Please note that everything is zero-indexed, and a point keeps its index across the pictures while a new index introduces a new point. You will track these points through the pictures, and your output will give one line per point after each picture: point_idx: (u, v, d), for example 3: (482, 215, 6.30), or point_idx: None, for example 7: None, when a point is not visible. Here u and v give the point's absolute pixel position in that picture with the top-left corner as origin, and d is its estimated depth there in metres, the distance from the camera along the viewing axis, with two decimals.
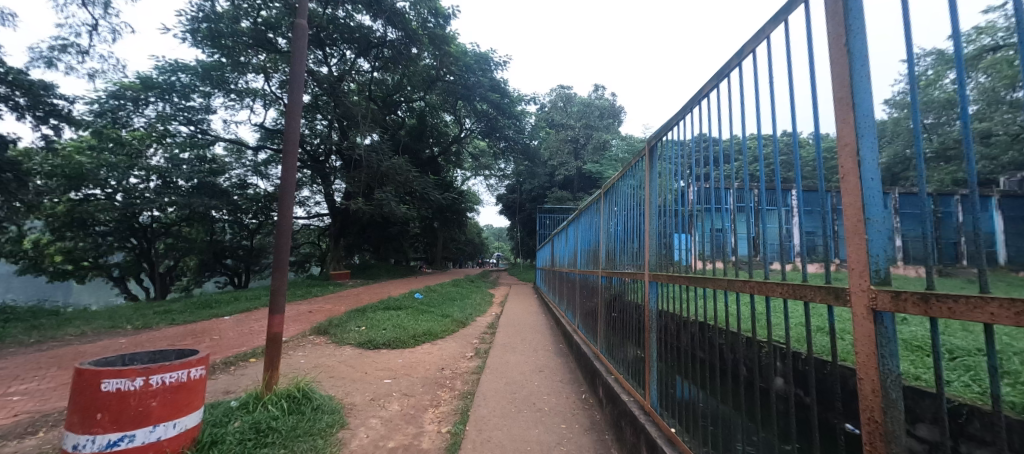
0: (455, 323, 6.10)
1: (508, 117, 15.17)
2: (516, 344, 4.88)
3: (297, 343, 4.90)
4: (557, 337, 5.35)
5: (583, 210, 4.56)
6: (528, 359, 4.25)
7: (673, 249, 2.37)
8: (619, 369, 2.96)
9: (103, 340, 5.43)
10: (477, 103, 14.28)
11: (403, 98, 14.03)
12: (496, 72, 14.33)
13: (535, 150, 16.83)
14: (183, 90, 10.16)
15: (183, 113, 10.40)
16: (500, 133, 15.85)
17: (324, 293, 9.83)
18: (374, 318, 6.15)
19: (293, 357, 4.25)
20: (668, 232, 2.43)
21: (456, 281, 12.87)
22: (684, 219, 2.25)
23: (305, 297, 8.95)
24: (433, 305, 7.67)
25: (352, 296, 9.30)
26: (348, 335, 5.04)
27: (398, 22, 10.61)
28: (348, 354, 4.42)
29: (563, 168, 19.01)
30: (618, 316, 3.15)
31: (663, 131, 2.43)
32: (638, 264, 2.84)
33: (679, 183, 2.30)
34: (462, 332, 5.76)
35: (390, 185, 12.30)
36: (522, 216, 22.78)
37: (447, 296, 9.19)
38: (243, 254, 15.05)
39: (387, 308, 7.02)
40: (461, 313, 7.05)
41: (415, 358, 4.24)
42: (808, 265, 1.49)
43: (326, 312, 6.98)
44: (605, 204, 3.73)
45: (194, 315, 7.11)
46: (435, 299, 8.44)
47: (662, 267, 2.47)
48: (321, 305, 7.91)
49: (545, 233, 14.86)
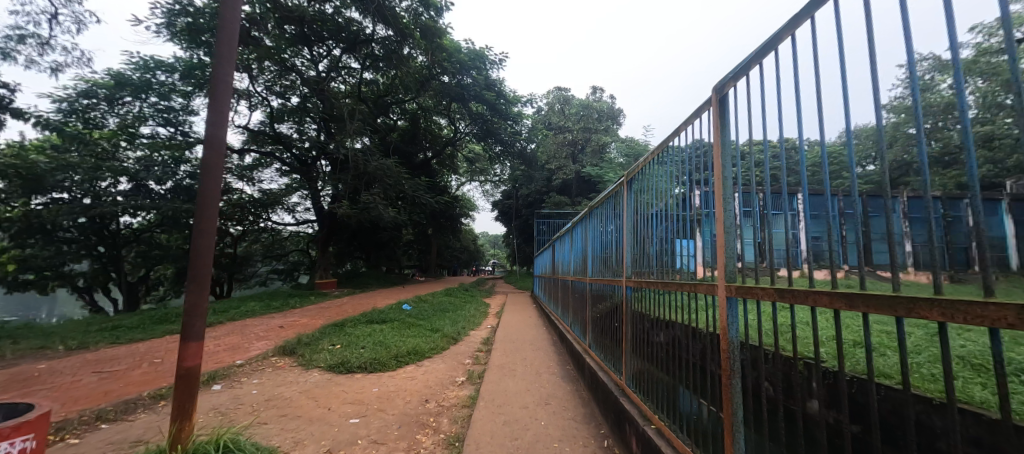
0: (442, 340, 5.91)
1: (500, 116, 15.15)
2: (516, 368, 4.59)
3: (260, 366, 4.68)
4: (562, 359, 5.13)
5: (586, 218, 4.58)
6: (530, 387, 3.93)
7: (677, 258, 2.28)
8: (663, 415, 2.17)
9: (24, 365, 5.07)
10: (472, 100, 14.21)
11: (395, 100, 14.03)
12: (491, 70, 14.32)
13: (532, 154, 16.90)
14: (160, 88, 10.29)
15: (161, 114, 10.58)
16: (495, 135, 15.77)
17: (303, 305, 9.57)
18: (353, 334, 6.00)
19: (247, 385, 4.00)
20: (672, 239, 2.35)
21: (449, 290, 12.68)
22: (688, 225, 2.19)
23: (282, 310, 8.75)
24: (420, 318, 7.48)
25: (334, 308, 9.10)
26: (317, 357, 4.87)
27: (388, 17, 10.21)
28: (313, 380, 4.19)
29: (562, 172, 18.92)
30: (662, 340, 2.30)
31: (665, 139, 2.40)
32: (642, 272, 2.75)
33: (681, 188, 2.25)
34: (451, 351, 5.57)
35: (379, 187, 12.12)
36: (519, 222, 22.72)
37: (437, 307, 8.99)
38: (227, 262, 14.74)
39: (372, 323, 6.82)
40: (452, 327, 6.89)
41: (392, 386, 4.02)
42: (814, 274, 1.44)
43: (297, 328, 6.77)
44: (608, 209, 3.68)
45: (148, 333, 6.84)
46: (423, 310, 8.25)
47: (665, 274, 2.40)
48: (298, 319, 7.70)
49: (543, 239, 14.65)
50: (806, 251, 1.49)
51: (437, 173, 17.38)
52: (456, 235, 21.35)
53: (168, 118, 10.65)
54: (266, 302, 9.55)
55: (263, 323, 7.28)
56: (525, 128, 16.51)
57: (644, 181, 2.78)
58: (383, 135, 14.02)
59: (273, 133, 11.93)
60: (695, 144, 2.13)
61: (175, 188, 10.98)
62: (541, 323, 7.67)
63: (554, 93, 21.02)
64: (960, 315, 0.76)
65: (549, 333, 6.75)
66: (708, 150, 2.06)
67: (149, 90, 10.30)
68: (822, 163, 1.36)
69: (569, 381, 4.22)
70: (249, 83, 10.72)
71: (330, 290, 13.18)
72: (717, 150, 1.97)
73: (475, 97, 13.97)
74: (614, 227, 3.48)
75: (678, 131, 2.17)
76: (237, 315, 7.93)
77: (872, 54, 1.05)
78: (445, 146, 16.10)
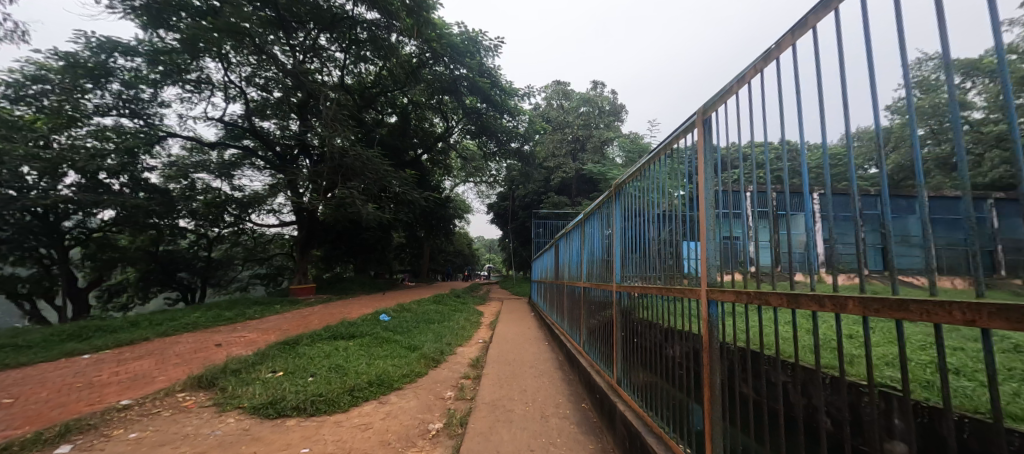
0: (411, 363, 5.28)
1: (497, 110, 14.91)
2: (514, 409, 3.60)
3: (160, 408, 3.88)
4: (571, 389, 4.28)
5: (583, 220, 4.56)
6: (532, 444, 2.91)
7: (683, 261, 2.17)
8: None
9: None
10: (465, 92, 13.99)
11: (384, 96, 14.10)
12: (485, 57, 13.91)
13: (530, 154, 16.69)
14: (119, 74, 9.48)
15: (127, 105, 9.96)
16: (490, 131, 15.58)
17: (263, 318, 8.95)
18: (303, 356, 5.49)
19: (114, 445, 3.11)
20: (678, 240, 2.21)
21: (439, 297, 12.28)
22: (693, 226, 2.07)
23: (232, 322, 8.36)
24: (393, 335, 6.94)
25: (300, 319, 8.75)
26: (243, 393, 4.10)
27: None
28: (221, 433, 3.30)
29: (561, 170, 18.77)
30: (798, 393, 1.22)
31: (668, 142, 2.32)
32: (644, 278, 2.64)
33: (686, 187, 2.13)
34: (429, 381, 4.82)
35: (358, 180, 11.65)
36: (516, 225, 22.52)
37: (415, 319, 8.50)
38: (201, 267, 14.78)
39: (338, 343, 6.22)
40: (434, 344, 6.41)
41: (330, 444, 3.03)
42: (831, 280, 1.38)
43: (243, 347, 6.24)
44: (608, 211, 3.59)
45: (49, 351, 5.87)
46: (397, 324, 7.74)
47: (669, 279, 2.28)
48: (246, 335, 7.18)
49: (541, 241, 14.30)
50: (820, 255, 1.43)
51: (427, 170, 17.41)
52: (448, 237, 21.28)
53: (135, 110, 10.06)
54: (218, 312, 9.02)
55: (202, 341, 6.70)
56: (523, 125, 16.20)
57: (644, 185, 2.71)
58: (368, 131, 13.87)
59: (248, 127, 11.72)
60: (695, 145, 2.08)
61: (133, 182, 10.15)
62: (543, 339, 7.02)
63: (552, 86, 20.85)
64: (973, 320, 0.75)
65: (558, 356, 5.71)
66: (709, 151, 2.01)
67: (107, 76, 9.43)
68: (822, 166, 1.32)
69: (592, 435, 3.08)
70: (223, 73, 10.51)
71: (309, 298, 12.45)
72: (717, 151, 1.93)
73: (469, 90, 13.82)
74: (613, 229, 3.39)
75: (680, 133, 2.13)
76: (188, 333, 7.29)
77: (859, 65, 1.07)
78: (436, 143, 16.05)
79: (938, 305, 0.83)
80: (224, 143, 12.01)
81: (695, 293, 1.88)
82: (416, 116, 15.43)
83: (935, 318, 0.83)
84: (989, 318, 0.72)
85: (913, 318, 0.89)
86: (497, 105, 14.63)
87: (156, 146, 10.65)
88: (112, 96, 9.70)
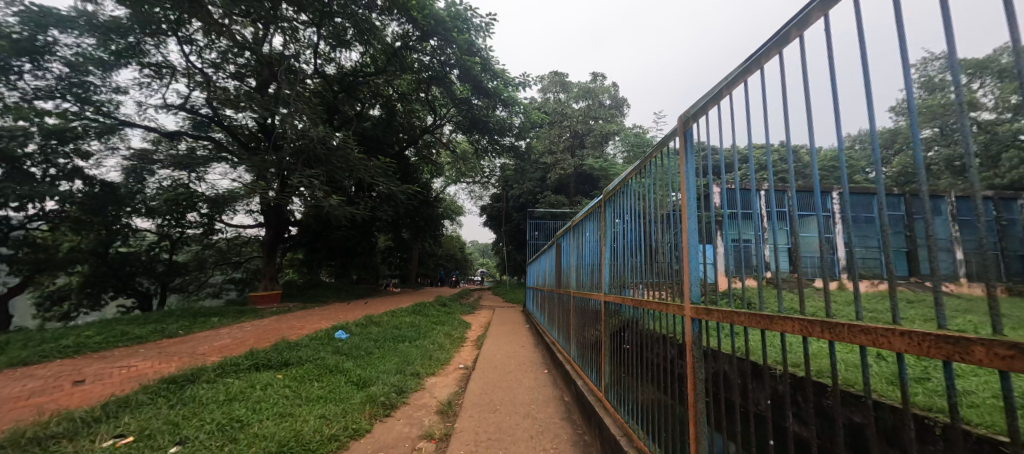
0: (351, 409, 3.87)
1: (487, 97, 14.26)
2: None
3: None
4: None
5: (583, 220, 4.31)
6: None
7: (691, 267, 1.97)
8: None
9: None
10: (453, 78, 13.74)
11: (367, 86, 13.68)
12: (474, 36, 13.00)
13: (524, 151, 16.97)
14: (46, 48, 8.16)
15: (74, 89, 8.77)
16: (486, 129, 15.44)
17: (194, 338, 7.46)
18: (195, 407, 3.89)
19: None
20: (686, 242, 2.01)
21: (421, 310, 11.27)
22: (702, 228, 1.90)
23: (136, 342, 6.95)
24: (339, 363, 5.65)
25: (244, 339, 7.37)
26: None
27: None
28: None
29: (559, 165, 18.50)
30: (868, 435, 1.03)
31: (664, 138, 2.19)
32: (650, 284, 2.43)
33: (695, 185, 1.96)
34: (367, 446, 3.27)
35: (319, 166, 10.57)
36: (511, 226, 22.16)
37: (378, 339, 7.36)
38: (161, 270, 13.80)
39: (266, 375, 4.93)
40: (386, 376, 5.07)
41: None
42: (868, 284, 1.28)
43: (114, 384, 4.73)
44: (608, 209, 3.41)
45: None
46: (349, 349, 6.45)
47: (678, 288, 2.08)
48: (136, 364, 5.64)
49: (537, 242, 13.73)
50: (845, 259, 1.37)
51: (413, 168, 17.69)
52: (436, 239, 21.85)
53: (81, 94, 8.85)
54: (123, 330, 7.55)
55: (67, 374, 5.13)
56: (518, 118, 15.68)
57: (645, 182, 2.54)
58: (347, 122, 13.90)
59: (209, 115, 10.93)
60: (693, 144, 1.97)
61: (64, 172, 9.02)
62: (542, 366, 5.82)
63: (550, 77, 20.93)
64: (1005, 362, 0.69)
65: (566, 397, 4.41)
66: (709, 150, 1.89)
67: (40, 52, 8.13)
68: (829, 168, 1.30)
69: None
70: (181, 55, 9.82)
71: (265, 310, 11.01)
72: (719, 150, 1.82)
73: (467, 80, 13.53)
74: (614, 232, 3.19)
75: (676, 132, 2.02)
76: (66, 364, 5.64)
77: (862, 59, 1.01)
78: (421, 134, 15.74)
79: (961, 344, 0.77)
80: (183, 134, 11.19)
81: (695, 308, 1.79)
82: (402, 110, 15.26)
83: (960, 357, 0.77)
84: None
85: (927, 353, 0.84)
86: (491, 93, 14.00)
87: (112, 136, 9.51)
88: (55, 77, 8.46)
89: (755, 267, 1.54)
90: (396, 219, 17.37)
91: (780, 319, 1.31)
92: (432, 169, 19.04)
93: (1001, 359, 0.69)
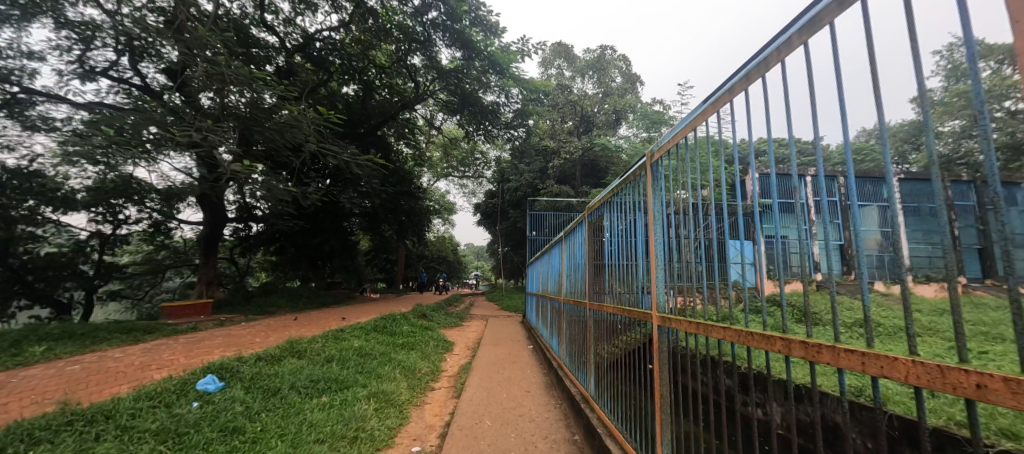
0: None
1: (486, 62, 13.44)
2: None
3: None
4: None
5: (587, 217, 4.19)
6: None
7: (719, 269, 1.74)
8: None
9: None
10: (439, 46, 13.27)
11: (329, 47, 12.77)
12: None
13: (525, 134, 16.47)
14: None
15: None
16: (479, 111, 15.09)
17: (24, 382, 5.40)
18: None
19: None
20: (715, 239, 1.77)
21: (373, 333, 9.56)
22: (733, 226, 1.69)
23: None
24: None
25: (80, 383, 5.40)
26: None
27: None
28: None
29: (567, 146, 18.07)
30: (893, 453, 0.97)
31: (674, 134, 2.00)
32: (668, 288, 2.22)
33: (718, 183, 1.76)
34: None
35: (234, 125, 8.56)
36: (507, 223, 21.83)
37: (273, 383, 5.53)
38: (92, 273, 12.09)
39: None
40: None
41: None
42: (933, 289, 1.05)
43: None
44: (613, 208, 3.25)
45: None
46: (196, 421, 4.23)
47: (705, 294, 1.85)
48: None
49: (535, 236, 13.29)
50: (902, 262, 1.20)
51: (392, 149, 17.06)
52: (419, 237, 21.05)
53: None
54: None
55: None
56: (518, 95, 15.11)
57: (654, 181, 2.36)
58: (323, 100, 13.51)
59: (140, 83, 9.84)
60: (705, 139, 1.82)
61: None
62: None
63: (552, 48, 21.50)
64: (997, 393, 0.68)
65: None
66: (723, 144, 1.72)
67: None
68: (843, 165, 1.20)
69: None
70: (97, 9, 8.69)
71: (162, 333, 8.93)
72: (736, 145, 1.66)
73: (461, 43, 12.89)
74: (625, 233, 3.00)
75: (685, 129, 1.87)
76: None
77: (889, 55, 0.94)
78: (400, 109, 15.14)
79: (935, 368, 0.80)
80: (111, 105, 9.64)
81: (720, 329, 1.61)
82: (379, 84, 14.66)
83: (911, 380, 0.84)
84: (968, 386, 0.72)
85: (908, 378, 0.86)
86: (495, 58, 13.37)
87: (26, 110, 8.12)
88: None
89: (794, 268, 1.36)
90: (380, 204, 16.95)
91: (806, 344, 1.15)
92: (414, 157, 18.84)
93: (949, 378, 0.77)
